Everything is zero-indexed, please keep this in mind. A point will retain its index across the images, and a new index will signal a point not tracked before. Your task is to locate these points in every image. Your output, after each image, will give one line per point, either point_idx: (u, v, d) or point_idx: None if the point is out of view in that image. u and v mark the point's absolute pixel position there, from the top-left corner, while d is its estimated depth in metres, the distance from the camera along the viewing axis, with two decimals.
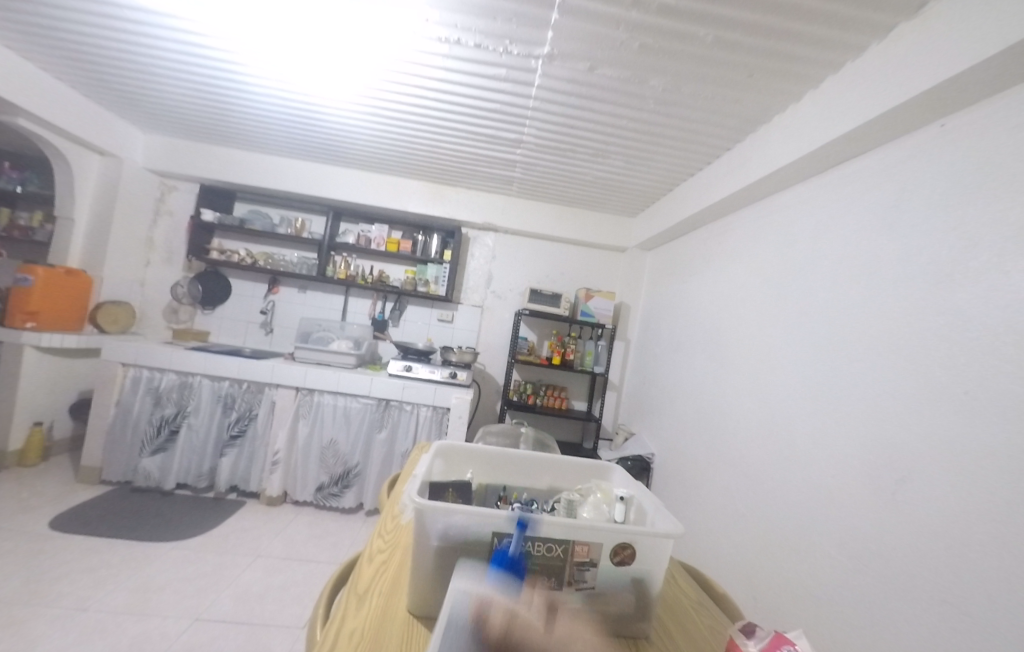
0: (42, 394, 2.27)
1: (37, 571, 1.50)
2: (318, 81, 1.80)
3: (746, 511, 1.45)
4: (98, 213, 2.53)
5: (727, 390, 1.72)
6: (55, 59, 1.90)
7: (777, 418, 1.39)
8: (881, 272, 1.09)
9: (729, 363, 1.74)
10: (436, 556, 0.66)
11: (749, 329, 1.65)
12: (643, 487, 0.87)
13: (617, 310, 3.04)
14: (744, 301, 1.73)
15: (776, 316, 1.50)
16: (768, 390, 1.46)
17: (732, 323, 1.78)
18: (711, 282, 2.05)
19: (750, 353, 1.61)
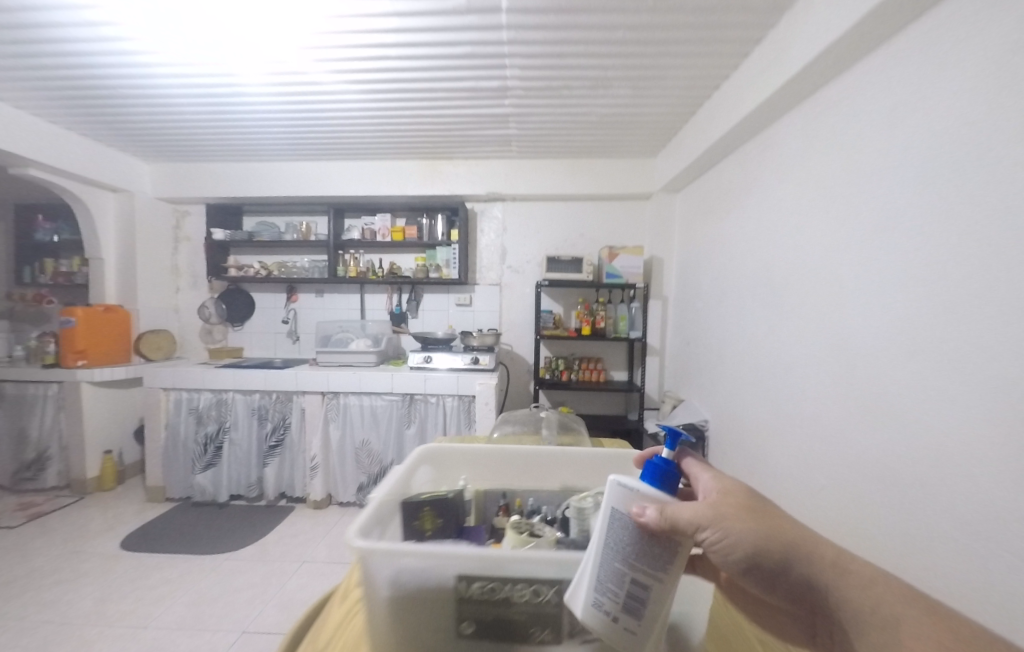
0: (106, 425, 2.45)
1: (108, 592, 1.60)
2: (269, 63, 1.61)
3: (822, 484, 1.18)
4: (122, 250, 2.64)
5: (785, 339, 1.41)
6: (48, 103, 1.88)
7: (853, 368, 1.08)
8: (993, 148, 0.75)
9: (785, 308, 1.42)
10: (391, 609, 0.51)
11: (806, 262, 1.32)
12: None
13: (648, 266, 2.71)
14: (796, 228, 1.38)
15: (840, 239, 1.16)
16: (839, 334, 1.15)
17: (783, 258, 1.45)
18: (753, 214, 1.69)
19: (811, 290, 1.29)
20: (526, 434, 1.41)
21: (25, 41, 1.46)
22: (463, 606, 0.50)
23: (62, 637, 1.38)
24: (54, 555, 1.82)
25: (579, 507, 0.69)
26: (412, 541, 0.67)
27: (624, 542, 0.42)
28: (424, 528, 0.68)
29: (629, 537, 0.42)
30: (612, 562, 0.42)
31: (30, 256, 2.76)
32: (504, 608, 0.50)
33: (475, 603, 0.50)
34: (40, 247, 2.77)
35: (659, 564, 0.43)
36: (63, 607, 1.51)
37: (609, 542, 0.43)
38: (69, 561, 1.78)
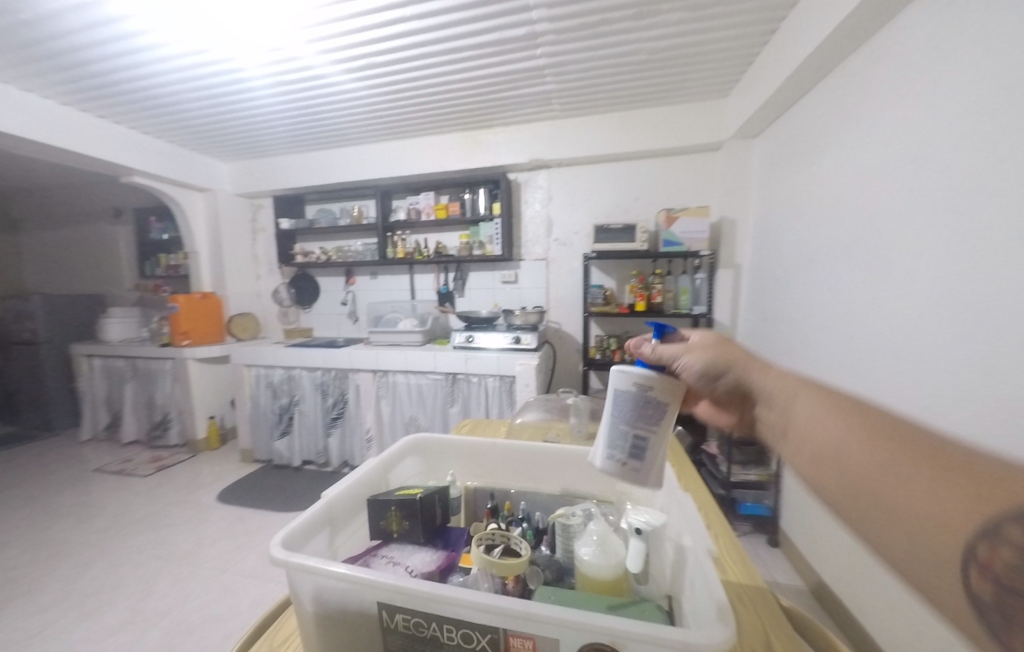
0: (209, 395, 2.88)
1: (203, 536, 1.88)
2: (281, 53, 1.65)
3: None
4: (212, 243, 3.00)
5: (892, 313, 1.08)
6: (130, 115, 2.15)
7: (1018, 359, 0.76)
8: None
9: (891, 273, 1.08)
10: (317, 626, 0.46)
11: (923, 209, 0.98)
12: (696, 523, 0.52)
13: (717, 229, 2.34)
14: (910, 162, 1.02)
15: (988, 169, 0.82)
16: (989, 305, 0.81)
17: (889, 206, 1.10)
18: (845, 153, 1.32)
19: (931, 247, 0.95)
20: (555, 422, 1.27)
21: (93, 60, 1.66)
22: (388, 638, 0.43)
23: (166, 571, 1.64)
24: (170, 501, 2.20)
25: (564, 523, 0.59)
26: (377, 542, 0.62)
27: (627, 407, 0.53)
28: (390, 529, 0.62)
29: (630, 403, 0.53)
30: (616, 424, 0.53)
31: (149, 253, 3.32)
32: (433, 648, 0.41)
33: (402, 637, 0.42)
34: (155, 245, 3.30)
35: (653, 420, 0.51)
36: (170, 546, 1.81)
37: (614, 410, 0.54)
38: (180, 507, 2.13)
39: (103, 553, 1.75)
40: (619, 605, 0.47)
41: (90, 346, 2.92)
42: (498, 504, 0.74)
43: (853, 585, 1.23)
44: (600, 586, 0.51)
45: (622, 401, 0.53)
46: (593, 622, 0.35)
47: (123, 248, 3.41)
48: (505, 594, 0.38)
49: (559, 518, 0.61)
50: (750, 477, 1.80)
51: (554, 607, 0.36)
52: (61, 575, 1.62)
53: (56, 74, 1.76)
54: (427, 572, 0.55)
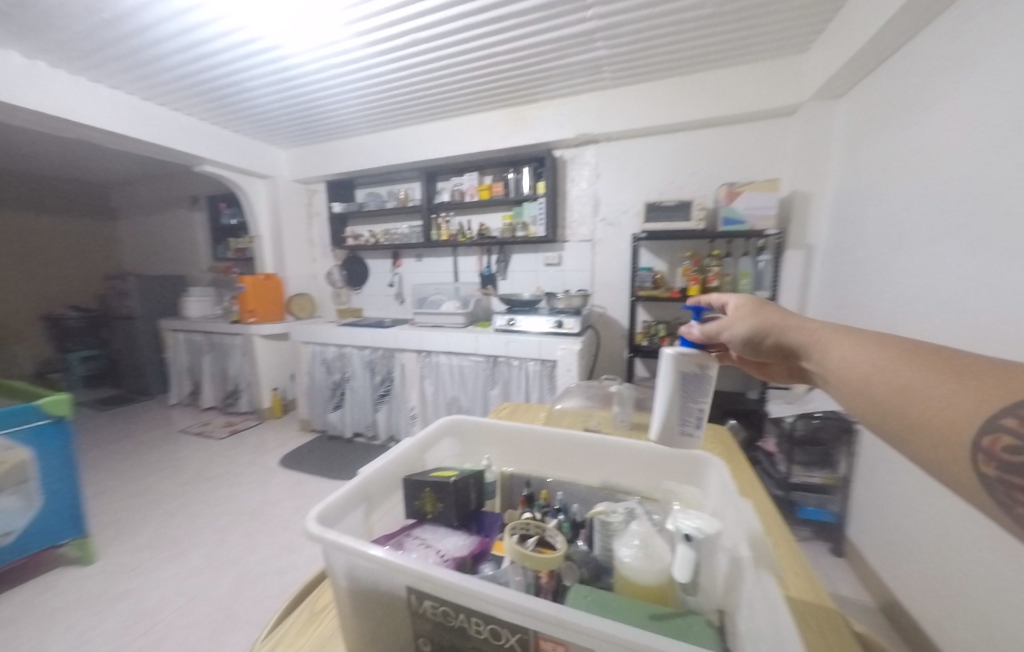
0: (272, 368, 3.13)
1: (267, 496, 2.06)
2: (323, 39, 1.69)
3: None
4: (273, 228, 3.20)
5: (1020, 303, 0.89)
6: (200, 106, 2.31)
7: None
8: None
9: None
10: (351, 600, 0.46)
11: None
12: (756, 534, 0.46)
13: (786, 205, 2.10)
14: None
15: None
16: None
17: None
18: (961, 109, 1.10)
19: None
20: (597, 410, 1.21)
21: (167, 54, 1.79)
22: (417, 621, 0.42)
23: (236, 524, 1.83)
24: (240, 462, 2.43)
25: (603, 519, 0.55)
26: (413, 521, 0.62)
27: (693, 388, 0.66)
28: (425, 509, 0.62)
29: (696, 383, 0.66)
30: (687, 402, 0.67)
31: (221, 237, 3.62)
32: (461, 638, 0.40)
33: (429, 622, 0.41)
34: (226, 230, 3.59)
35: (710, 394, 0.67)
36: (240, 502, 2.01)
37: (684, 391, 0.66)
38: (249, 468, 2.36)
39: (187, 504, 1.99)
40: (662, 616, 0.43)
41: (175, 321, 3.27)
42: (534, 493, 0.72)
43: (936, 609, 1.09)
44: (641, 591, 0.47)
45: (688, 383, 0.66)
46: (630, 639, 0.32)
47: (200, 233, 3.75)
48: (534, 595, 0.35)
49: (598, 514, 0.57)
50: (813, 479, 1.64)
51: (586, 617, 0.33)
52: (154, 520, 1.85)
53: (138, 71, 1.92)
54: (459, 556, 0.53)
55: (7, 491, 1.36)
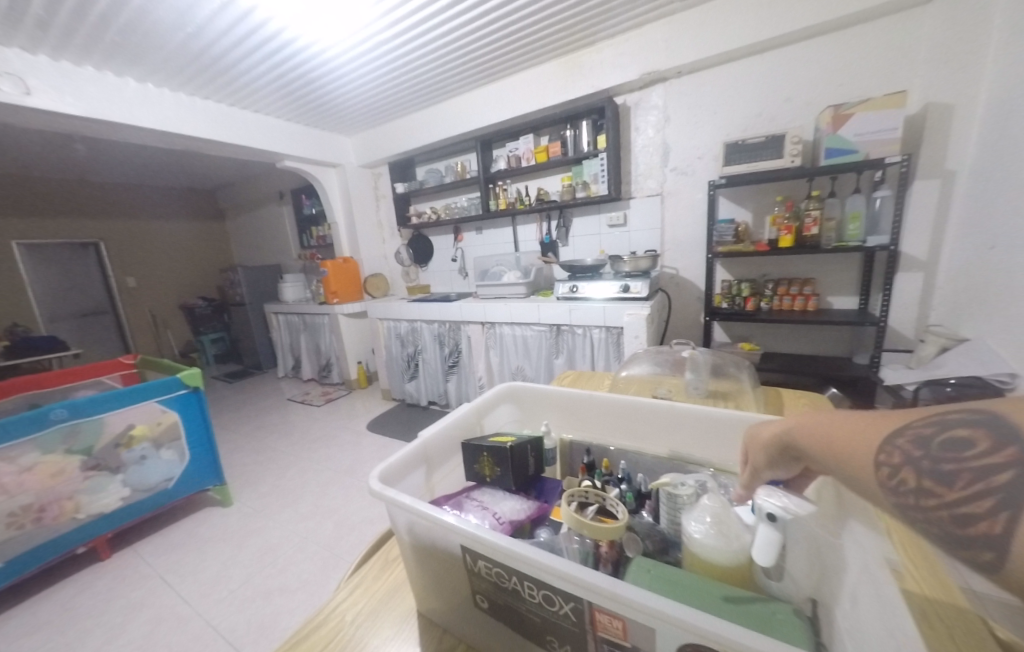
0: (355, 344, 3.45)
1: (358, 455, 2.32)
2: (357, 22, 1.70)
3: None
4: (346, 213, 3.43)
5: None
6: (270, 106, 2.51)
7: None
8: None
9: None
10: (416, 554, 0.48)
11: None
12: (863, 529, 0.39)
13: (917, 122, 1.67)
14: None
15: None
16: None
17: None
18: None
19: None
20: (667, 378, 1.12)
21: (238, 63, 1.96)
22: (474, 580, 0.43)
23: (334, 479, 2.09)
24: (335, 426, 2.75)
25: (670, 492, 0.51)
26: (473, 483, 0.63)
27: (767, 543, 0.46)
28: (484, 473, 0.62)
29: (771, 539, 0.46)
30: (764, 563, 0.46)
31: (305, 226, 3.99)
32: (514, 600, 0.40)
33: (484, 582, 0.42)
34: (308, 219, 3.95)
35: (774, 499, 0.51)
36: (336, 460, 2.28)
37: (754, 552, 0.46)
38: (342, 432, 2.66)
39: (296, 461, 2.31)
40: (741, 599, 0.38)
41: (276, 305, 3.73)
42: (595, 460, 0.69)
43: None
44: (715, 572, 0.42)
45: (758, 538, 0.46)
46: (700, 626, 0.28)
47: (288, 224, 4.17)
48: (585, 566, 0.33)
49: (664, 486, 0.52)
50: None
51: (647, 595, 0.30)
52: (273, 474, 2.19)
53: (218, 82, 2.14)
54: (517, 519, 0.53)
55: (166, 446, 1.71)
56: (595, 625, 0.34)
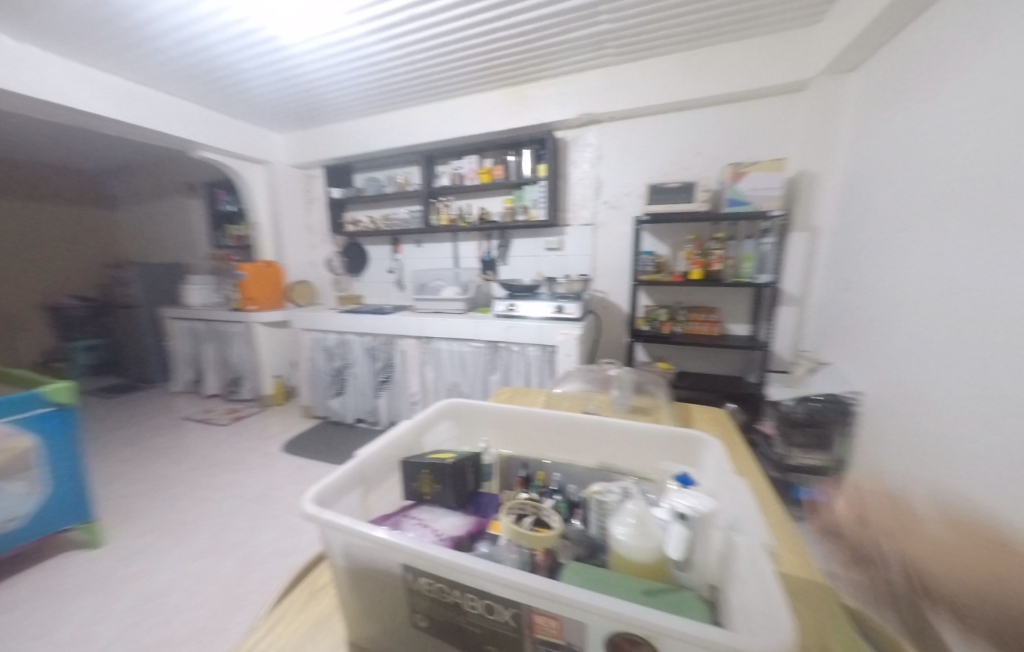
0: (273, 355, 3.15)
1: (271, 480, 2.10)
2: (306, 17, 1.64)
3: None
4: (271, 214, 3.17)
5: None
6: (188, 89, 2.26)
7: None
8: None
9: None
10: (350, 579, 0.47)
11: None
12: (749, 518, 0.46)
13: (792, 185, 2.05)
14: None
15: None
16: None
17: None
18: (978, 76, 1.06)
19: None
20: (595, 394, 1.20)
21: (156, 37, 1.75)
22: (414, 598, 0.43)
23: (241, 508, 1.86)
24: (244, 448, 2.46)
25: (599, 499, 0.55)
26: (410, 502, 0.62)
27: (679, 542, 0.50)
28: (422, 491, 0.62)
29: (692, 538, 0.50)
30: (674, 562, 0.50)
31: (219, 223, 3.61)
32: (455, 613, 0.40)
33: (425, 599, 0.42)
34: (224, 215, 3.58)
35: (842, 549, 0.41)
36: (245, 486, 2.04)
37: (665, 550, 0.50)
38: (252, 454, 2.39)
39: (193, 489, 2.02)
40: (657, 590, 0.43)
41: (176, 309, 3.27)
42: (531, 474, 0.72)
43: None
44: (636, 569, 0.47)
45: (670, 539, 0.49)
46: (625, 614, 0.32)
47: (197, 220, 3.73)
48: (528, 572, 0.35)
49: (594, 494, 0.57)
50: (810, 460, 1.65)
51: (582, 592, 0.33)
52: (160, 506, 1.88)
53: (126, 54, 1.88)
54: (456, 535, 0.54)
55: (15, 477, 1.39)
56: (533, 628, 0.37)
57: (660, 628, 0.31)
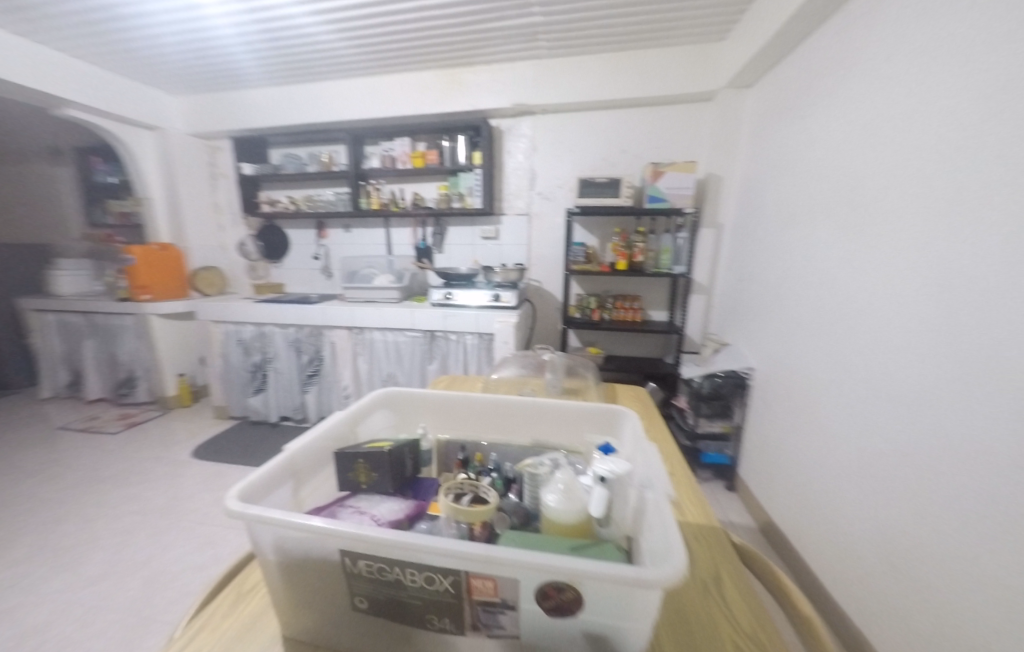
0: (175, 352, 2.77)
1: (180, 490, 1.87)
2: None
3: (928, 465, 0.90)
4: (167, 189, 2.76)
5: (887, 277, 1.05)
6: (45, 30, 1.85)
7: (976, 329, 0.81)
8: None
9: (895, 231, 1.04)
10: (284, 573, 0.46)
11: (948, 158, 0.90)
12: (657, 474, 0.53)
13: (702, 185, 2.28)
14: (901, 129, 1.03)
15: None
16: (951, 276, 0.87)
17: (895, 164, 1.04)
18: (845, 103, 1.27)
19: (946, 204, 0.89)
20: (530, 378, 1.26)
21: None
22: (353, 582, 0.43)
23: (142, 524, 1.64)
24: (142, 457, 2.16)
25: (532, 472, 0.60)
26: (347, 493, 0.61)
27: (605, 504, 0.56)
28: (359, 480, 0.61)
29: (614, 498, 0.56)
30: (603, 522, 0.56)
31: (95, 197, 3.04)
32: (396, 589, 0.42)
33: (365, 580, 0.43)
34: (102, 188, 3.03)
35: None
36: (146, 500, 1.79)
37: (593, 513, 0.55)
38: (153, 463, 2.10)
39: (76, 509, 1.73)
40: (582, 544, 0.48)
41: (38, 299, 2.72)
42: (469, 455, 0.75)
43: (801, 524, 1.36)
44: (565, 529, 0.52)
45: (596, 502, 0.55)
46: (552, 564, 0.36)
47: (64, 192, 3.11)
48: (464, 540, 0.38)
49: (527, 467, 0.62)
50: (715, 428, 1.90)
51: (514, 551, 0.37)
52: (31, 531, 1.59)
53: None
54: (395, 519, 0.55)
55: None
56: (471, 591, 0.39)
57: (581, 571, 0.35)
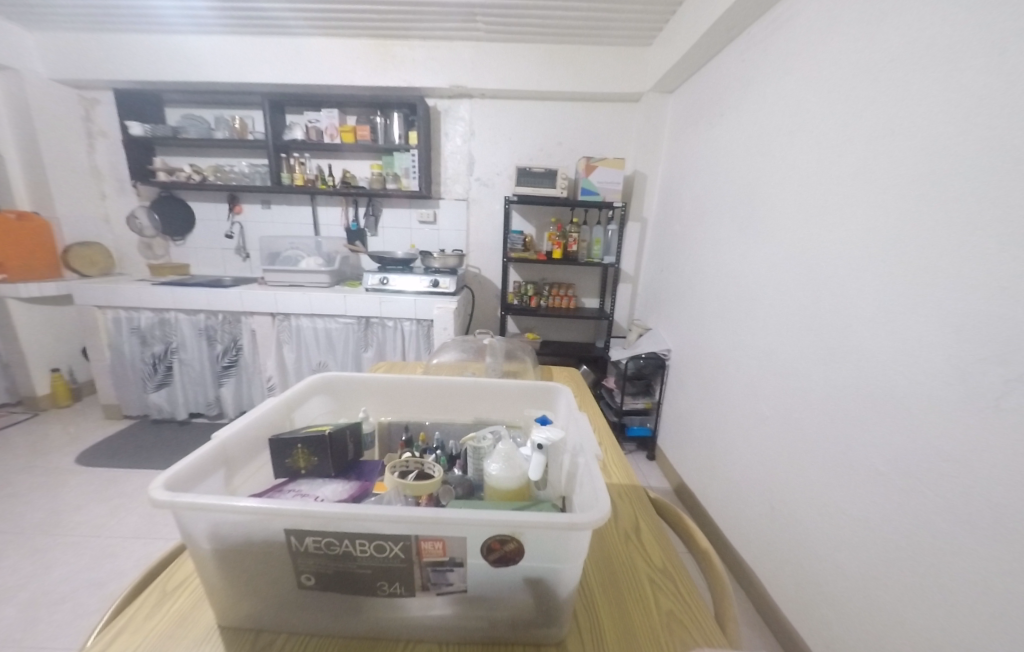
0: (45, 343, 2.33)
1: (63, 502, 1.61)
2: None
3: (799, 424, 1.12)
4: (23, 145, 2.26)
5: (775, 269, 1.26)
6: None
7: (833, 314, 1.02)
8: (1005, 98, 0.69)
9: (780, 231, 1.24)
10: (220, 561, 0.44)
11: (819, 174, 1.10)
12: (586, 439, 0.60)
13: (630, 182, 2.45)
14: (787, 146, 1.23)
15: (881, 135, 0.91)
16: (818, 271, 1.08)
17: (781, 176, 1.25)
18: (746, 119, 1.47)
19: (817, 211, 1.09)
20: (471, 362, 1.29)
21: None
22: (298, 560, 0.43)
23: (14, 546, 1.39)
24: (6, 469, 1.80)
25: (475, 445, 0.64)
26: (284, 479, 0.60)
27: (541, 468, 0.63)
28: (297, 466, 0.60)
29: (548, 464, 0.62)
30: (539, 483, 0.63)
31: None
32: (345, 562, 0.43)
33: (312, 558, 0.43)
34: None
35: None
36: (16, 518, 1.51)
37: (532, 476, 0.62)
38: (22, 475, 1.77)
39: None
40: (521, 504, 0.53)
41: None
42: (413, 436, 0.77)
43: (706, 482, 1.58)
44: (506, 494, 0.57)
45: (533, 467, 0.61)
46: (497, 519, 0.40)
47: None
48: (414, 506, 0.40)
49: (470, 442, 0.65)
50: (638, 405, 2.11)
51: (463, 511, 0.40)
52: None
53: None
54: (339, 499, 0.55)
55: None
56: (421, 553, 0.42)
57: (521, 523, 0.40)
